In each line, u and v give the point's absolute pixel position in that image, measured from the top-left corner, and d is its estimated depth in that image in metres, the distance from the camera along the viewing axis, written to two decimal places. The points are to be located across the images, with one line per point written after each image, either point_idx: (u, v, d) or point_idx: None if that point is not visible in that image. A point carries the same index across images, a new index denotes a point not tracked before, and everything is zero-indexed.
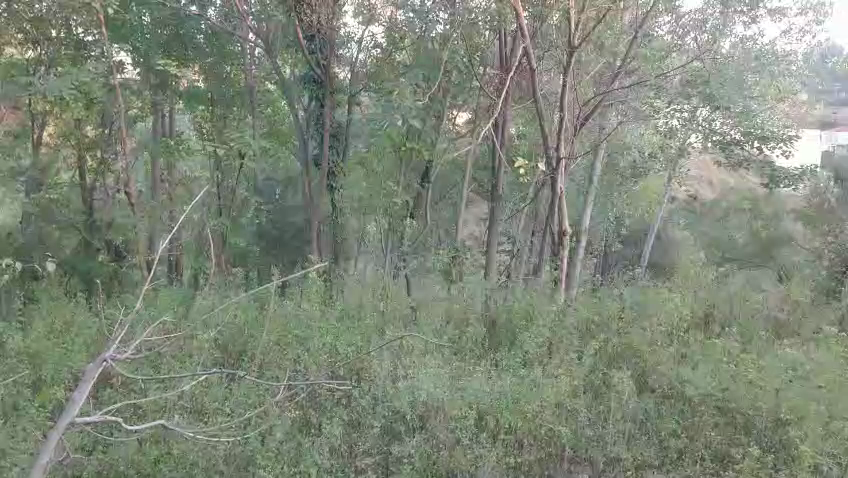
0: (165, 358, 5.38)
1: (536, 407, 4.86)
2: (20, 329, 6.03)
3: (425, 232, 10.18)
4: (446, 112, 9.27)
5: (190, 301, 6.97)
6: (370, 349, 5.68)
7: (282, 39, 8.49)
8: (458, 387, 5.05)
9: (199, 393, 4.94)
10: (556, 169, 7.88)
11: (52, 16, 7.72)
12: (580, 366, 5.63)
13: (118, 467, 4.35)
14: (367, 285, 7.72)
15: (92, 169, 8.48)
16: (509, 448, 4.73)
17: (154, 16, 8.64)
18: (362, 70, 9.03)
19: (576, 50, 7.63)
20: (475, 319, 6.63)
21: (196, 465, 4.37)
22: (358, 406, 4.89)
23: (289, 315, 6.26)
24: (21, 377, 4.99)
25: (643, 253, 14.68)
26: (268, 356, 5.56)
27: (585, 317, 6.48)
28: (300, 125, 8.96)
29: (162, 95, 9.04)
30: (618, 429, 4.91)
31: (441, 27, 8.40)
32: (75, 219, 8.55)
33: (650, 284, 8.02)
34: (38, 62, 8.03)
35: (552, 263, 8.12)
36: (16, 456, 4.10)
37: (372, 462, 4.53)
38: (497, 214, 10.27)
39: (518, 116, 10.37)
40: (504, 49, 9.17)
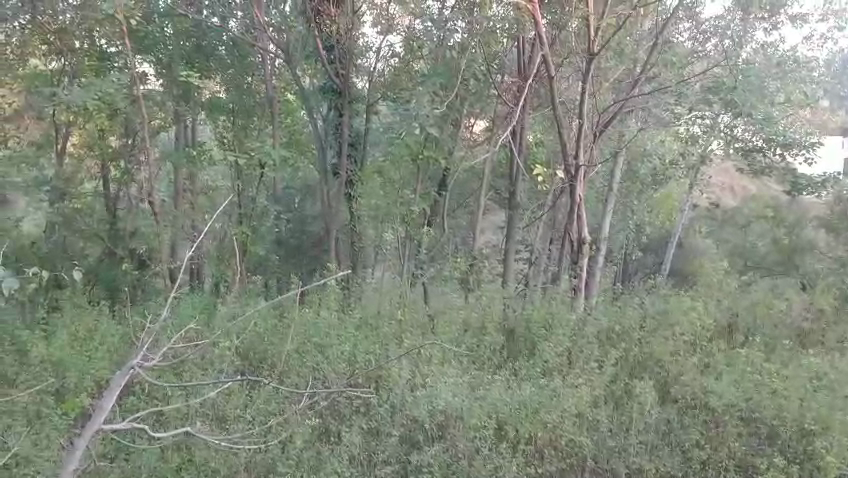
0: (188, 365, 5.43)
1: (556, 418, 4.81)
2: (45, 335, 6.10)
3: (443, 240, 10.17)
4: (463, 120, 9.34)
5: (212, 309, 7.04)
6: (387, 357, 5.68)
7: (301, 49, 8.65)
8: (476, 396, 5.02)
9: (220, 402, 4.96)
10: (575, 176, 7.86)
11: (76, 28, 7.90)
12: (601, 375, 5.58)
13: (138, 474, 4.36)
14: (385, 294, 7.74)
15: (115, 178, 8.94)
16: (529, 458, 4.67)
17: (177, 27, 8.65)
18: (379, 79, 9.15)
19: (595, 57, 7.63)
20: (494, 327, 6.60)
21: (217, 472, 4.41)
22: (377, 414, 4.88)
23: (308, 322, 6.28)
24: (45, 385, 5.07)
25: (663, 261, 14.65)
26: (288, 364, 5.57)
27: (604, 326, 6.45)
28: (319, 133, 9.13)
29: (185, 106, 9.03)
30: (640, 440, 4.86)
31: (458, 35, 7.98)
32: (99, 227, 8.65)
33: (671, 293, 7.97)
34: (61, 74, 8.20)
35: (571, 271, 8.12)
36: (40, 463, 4.18)
37: (391, 471, 4.50)
38: (515, 222, 10.26)
39: (536, 123, 10.37)
40: (522, 56, 9.04)
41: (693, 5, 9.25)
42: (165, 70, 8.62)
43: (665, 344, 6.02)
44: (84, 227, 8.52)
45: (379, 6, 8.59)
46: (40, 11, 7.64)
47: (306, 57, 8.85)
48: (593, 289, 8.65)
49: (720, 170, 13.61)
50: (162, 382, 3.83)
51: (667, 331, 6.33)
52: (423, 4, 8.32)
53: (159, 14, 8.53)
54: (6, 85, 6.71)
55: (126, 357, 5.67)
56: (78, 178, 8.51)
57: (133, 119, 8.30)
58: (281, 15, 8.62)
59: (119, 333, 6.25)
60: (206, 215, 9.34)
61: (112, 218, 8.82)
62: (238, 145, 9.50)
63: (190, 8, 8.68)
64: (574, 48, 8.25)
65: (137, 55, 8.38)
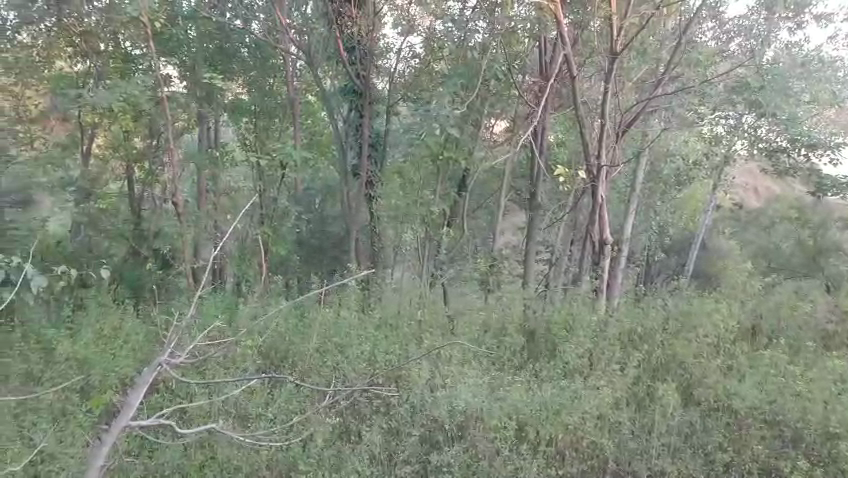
0: (211, 363, 5.47)
1: (578, 419, 4.78)
2: (71, 333, 6.18)
3: (463, 240, 10.17)
4: (484, 121, 9.30)
5: (234, 308, 7.08)
6: (408, 357, 5.70)
7: (323, 50, 8.68)
8: (497, 397, 5.00)
9: (243, 400, 4.99)
10: (597, 177, 7.83)
11: (101, 30, 8.03)
12: (623, 377, 5.55)
13: (161, 471, 4.40)
14: (405, 294, 7.76)
15: (141, 177, 9.03)
16: (550, 459, 4.65)
17: (201, 29, 8.57)
18: (400, 79, 9.13)
19: (618, 57, 7.60)
20: (515, 328, 6.58)
21: (240, 470, 4.44)
22: (397, 414, 4.89)
23: (330, 321, 6.31)
24: (71, 382, 5.13)
25: (686, 263, 14.58)
26: (308, 364, 5.59)
27: (625, 327, 6.41)
28: (340, 133, 9.19)
29: (208, 107, 9.11)
30: (663, 443, 4.82)
31: (479, 36, 8.28)
32: (123, 227, 8.75)
33: (694, 294, 7.92)
34: (87, 76, 8.34)
35: (593, 272, 8.09)
36: (65, 460, 4.25)
37: (411, 470, 4.49)
38: (536, 222, 10.23)
39: (558, 123, 10.32)
40: (544, 56, 8.91)
41: (717, 4, 8.98)
42: (190, 72, 8.64)
43: (687, 346, 5.98)
44: (110, 227, 8.63)
45: (401, 7, 8.58)
46: (66, 14, 7.58)
47: (328, 58, 8.81)
48: (615, 291, 8.60)
49: (744, 172, 13.46)
50: (187, 380, 3.90)
51: (691, 333, 6.27)
52: (445, 5, 8.35)
53: (183, 16, 8.50)
54: (32, 87, 6.84)
55: (151, 355, 5.72)
56: (102, 179, 8.70)
57: (157, 120, 8.40)
58: (303, 17, 8.66)
59: (144, 331, 6.30)
60: (228, 216, 9.41)
61: (137, 218, 8.99)
62: (261, 146, 9.53)
63: (213, 11, 8.74)
64: (597, 47, 8.17)
65: (162, 57, 8.34)
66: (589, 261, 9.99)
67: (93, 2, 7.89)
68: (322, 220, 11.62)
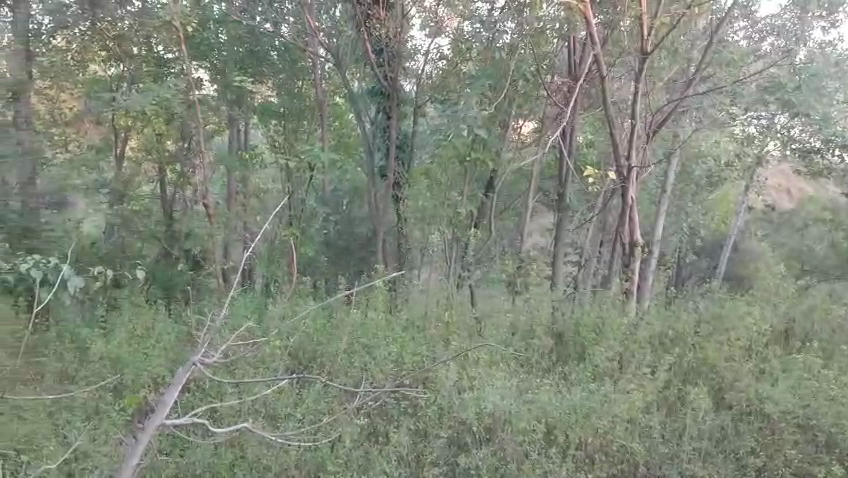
0: (241, 363, 5.53)
1: (607, 423, 4.73)
2: (104, 333, 6.25)
3: (490, 242, 10.13)
4: (512, 122, 9.19)
5: (263, 309, 7.14)
6: (434, 359, 5.71)
7: (351, 52, 8.64)
8: (524, 400, 4.99)
9: (272, 400, 5.04)
10: (627, 178, 7.76)
11: (133, 34, 8.07)
12: (653, 380, 5.47)
13: (191, 470, 4.46)
14: (432, 296, 7.76)
15: (172, 179, 9.08)
16: (579, 463, 4.60)
17: (230, 33, 8.74)
18: (427, 81, 9.01)
19: (648, 57, 7.54)
20: (542, 330, 6.55)
21: (269, 470, 4.47)
22: (425, 415, 4.89)
23: (357, 322, 6.33)
24: (105, 382, 5.20)
25: (718, 265, 14.39)
26: (336, 365, 5.62)
27: (654, 330, 6.34)
28: (367, 135, 9.21)
29: (238, 110, 9.29)
30: (693, 447, 4.74)
31: (508, 36, 8.40)
32: (155, 229, 8.84)
33: (725, 296, 7.82)
34: (121, 79, 8.56)
35: (622, 274, 8.02)
36: (98, 459, 4.32)
37: (440, 472, 4.48)
38: (564, 224, 10.15)
39: (586, 123, 10.22)
40: (573, 56, 8.99)
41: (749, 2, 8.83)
42: (220, 75, 8.85)
43: (718, 349, 5.89)
44: (142, 228, 8.71)
45: (430, 9, 8.52)
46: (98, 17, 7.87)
47: (356, 61, 8.83)
48: (645, 293, 8.51)
49: (776, 172, 13.24)
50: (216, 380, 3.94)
51: (722, 336, 6.17)
52: (473, 6, 8.47)
53: (214, 20, 8.67)
54: (66, 89, 6.94)
55: (182, 355, 5.77)
56: (136, 181, 8.88)
57: (188, 122, 8.48)
58: (332, 20, 8.74)
59: (175, 331, 6.37)
60: (257, 217, 9.48)
61: (169, 220, 9.01)
62: (290, 148, 9.70)
63: (244, 15, 8.79)
64: (627, 47, 8.13)
65: (192, 61, 8.56)
66: (619, 262, 9.89)
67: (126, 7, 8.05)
68: (350, 221, 11.70)
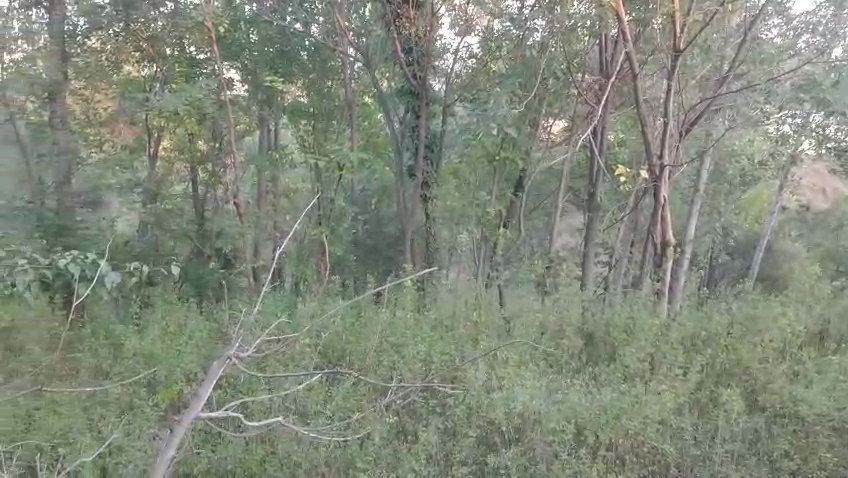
0: (271, 360, 5.58)
1: (638, 424, 4.67)
2: (137, 330, 6.33)
3: (519, 242, 10.10)
4: (541, 121, 9.20)
5: (293, 307, 7.20)
6: (462, 358, 5.70)
7: (381, 52, 8.65)
8: (554, 400, 4.95)
9: (302, 397, 5.06)
10: (659, 177, 7.66)
11: (167, 34, 8.31)
12: (685, 382, 5.40)
13: (223, 465, 4.51)
14: (460, 295, 7.75)
15: (204, 179, 9.33)
16: (609, 464, 4.56)
17: (261, 33, 8.84)
18: (456, 80, 9.02)
19: (681, 54, 7.48)
20: (572, 330, 6.50)
21: (299, 466, 4.50)
22: (453, 414, 4.87)
23: (386, 321, 6.34)
24: (139, 377, 5.28)
25: (751, 265, 14.18)
26: (365, 363, 5.64)
27: (687, 331, 6.26)
28: (396, 134, 9.16)
29: (268, 110, 9.43)
30: (726, 449, 4.67)
31: (539, 34, 8.33)
32: (187, 228, 8.83)
33: (759, 297, 7.70)
34: (154, 80, 8.66)
35: (654, 275, 7.93)
36: (132, 453, 4.39)
37: (468, 471, 4.46)
38: (594, 224, 10.07)
39: (618, 122, 10.12)
40: (604, 55, 8.95)
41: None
42: (251, 76, 8.95)
43: (753, 351, 5.79)
44: (175, 227, 8.79)
45: (460, 6, 8.48)
46: (133, 18, 8.08)
47: (385, 60, 8.85)
48: (676, 293, 8.39)
49: (811, 171, 12.97)
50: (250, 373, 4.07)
51: (756, 337, 6.07)
52: (503, 4, 8.42)
53: (246, 20, 8.75)
54: (100, 90, 7.35)
55: (213, 351, 5.81)
56: (168, 181, 8.88)
57: (219, 122, 8.65)
58: (362, 20, 8.76)
59: (206, 329, 6.43)
60: (287, 216, 9.53)
61: (201, 219, 9.04)
62: (319, 148, 9.66)
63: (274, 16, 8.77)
64: (660, 45, 7.99)
65: (224, 61, 8.77)
66: (651, 263, 9.78)
67: (159, 8, 8.19)
68: (378, 220, 11.74)
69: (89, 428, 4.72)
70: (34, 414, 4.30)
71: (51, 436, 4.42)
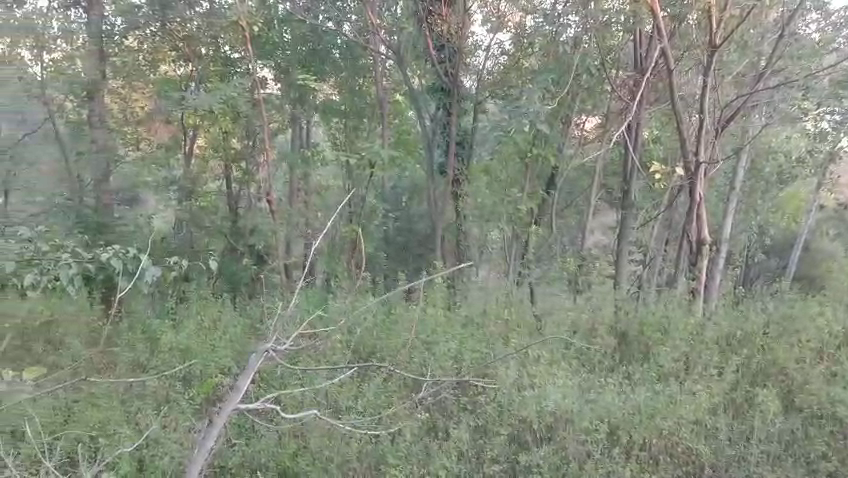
0: (304, 356, 5.65)
1: (672, 424, 4.63)
2: (173, 325, 6.42)
3: (551, 239, 10.08)
4: (574, 118, 9.27)
5: (326, 303, 7.27)
6: (494, 356, 5.68)
7: (412, 48, 8.66)
8: (587, 399, 4.94)
9: (333, 392, 5.11)
10: (694, 174, 7.55)
11: (202, 34, 8.37)
12: (720, 382, 5.33)
13: (256, 459, 4.53)
14: (491, 293, 7.73)
15: (238, 177, 9.23)
16: (643, 464, 4.46)
17: (295, 32, 8.86)
18: (488, 78, 8.85)
19: (717, 50, 7.44)
20: (605, 330, 6.44)
21: (331, 461, 4.50)
22: (485, 412, 4.87)
23: (418, 317, 6.38)
24: (174, 371, 5.35)
25: (788, 265, 13.93)
26: (395, 358, 5.68)
27: (722, 331, 6.16)
28: (428, 132, 9.11)
29: (301, 108, 9.32)
30: (762, 450, 4.55)
31: (572, 30, 8.33)
32: (221, 225, 9.10)
33: (796, 297, 7.55)
34: (189, 79, 8.66)
35: (688, 273, 7.84)
36: (169, 446, 4.43)
37: (500, 469, 4.40)
38: (628, 221, 9.95)
39: (652, 120, 10.00)
40: (639, 51, 8.89)
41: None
42: (284, 75, 8.96)
43: (789, 351, 5.68)
44: (210, 225, 8.97)
45: (491, 2, 8.33)
46: (168, 17, 8.22)
47: (417, 57, 8.88)
48: (712, 293, 8.24)
49: None
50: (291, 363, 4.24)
51: (792, 337, 5.96)
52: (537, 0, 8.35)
53: (279, 20, 8.78)
54: (137, 90, 8.03)
55: (247, 347, 5.86)
56: (203, 179, 8.99)
57: (254, 121, 8.65)
58: (394, 17, 8.70)
59: (240, 324, 6.51)
60: (319, 214, 9.55)
61: (234, 216, 9.20)
62: (351, 146, 9.76)
63: (307, 15, 8.82)
64: (695, 41, 7.90)
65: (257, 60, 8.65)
66: (686, 261, 9.64)
67: (195, 8, 8.28)
68: (409, 218, 11.81)
69: (127, 420, 4.78)
70: (74, 408, 4.74)
71: (92, 427, 4.57)
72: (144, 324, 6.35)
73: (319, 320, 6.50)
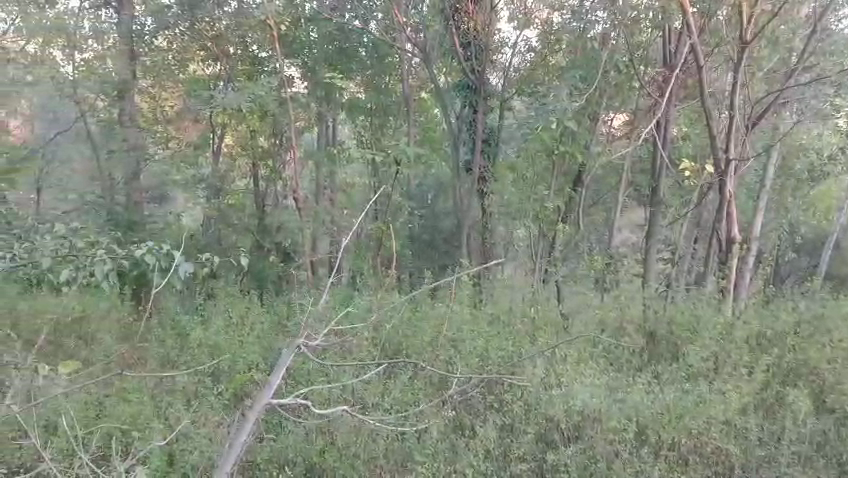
0: (332, 353, 5.72)
1: (702, 424, 4.58)
2: (203, 321, 6.51)
3: (578, 237, 10.00)
4: (602, 115, 9.20)
5: (353, 300, 7.32)
6: (521, 354, 5.67)
7: (439, 45, 8.75)
8: (615, 398, 4.92)
9: (359, 390, 5.14)
10: (724, 172, 7.45)
11: (231, 33, 8.48)
12: (751, 382, 5.25)
13: (284, 455, 4.57)
14: (517, 291, 7.68)
15: (265, 175, 9.29)
16: (672, 464, 4.38)
17: (322, 31, 8.80)
18: (514, 75, 8.82)
19: (748, 46, 7.32)
20: (635, 329, 6.40)
21: (357, 457, 4.52)
22: (512, 412, 4.85)
23: (444, 314, 6.42)
24: (204, 366, 5.40)
25: (821, 264, 13.72)
26: (422, 356, 5.71)
27: (753, 330, 6.06)
28: (455, 131, 9.12)
29: (327, 107, 9.33)
30: (793, 451, 4.45)
31: (600, 26, 8.24)
32: (249, 222, 9.18)
33: (830, 296, 7.41)
34: (218, 78, 8.75)
35: (718, 272, 7.75)
36: (199, 440, 4.47)
37: (527, 468, 4.36)
38: (657, 220, 9.86)
39: (681, 116, 9.90)
40: (667, 47, 8.78)
41: None
42: (311, 73, 8.95)
43: (822, 351, 5.57)
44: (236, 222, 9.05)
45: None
46: (198, 18, 8.31)
47: (443, 54, 8.90)
48: (742, 292, 8.12)
49: None
50: (325, 361, 4.24)
51: (826, 337, 5.85)
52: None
53: (307, 19, 8.77)
54: (169, 90, 8.28)
55: (275, 343, 5.91)
56: (231, 177, 9.18)
57: (281, 120, 8.67)
58: (420, 16, 8.65)
59: (268, 320, 6.58)
60: (345, 211, 9.42)
61: (261, 214, 9.26)
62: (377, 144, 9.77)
63: (334, 14, 8.71)
64: (725, 37, 7.79)
65: (286, 59, 8.77)
66: (716, 260, 9.51)
67: (223, 7, 8.36)
68: (435, 216, 11.81)
69: (158, 415, 4.82)
70: (106, 404, 4.80)
71: (123, 421, 4.63)
72: (175, 322, 6.46)
73: (346, 318, 6.55)
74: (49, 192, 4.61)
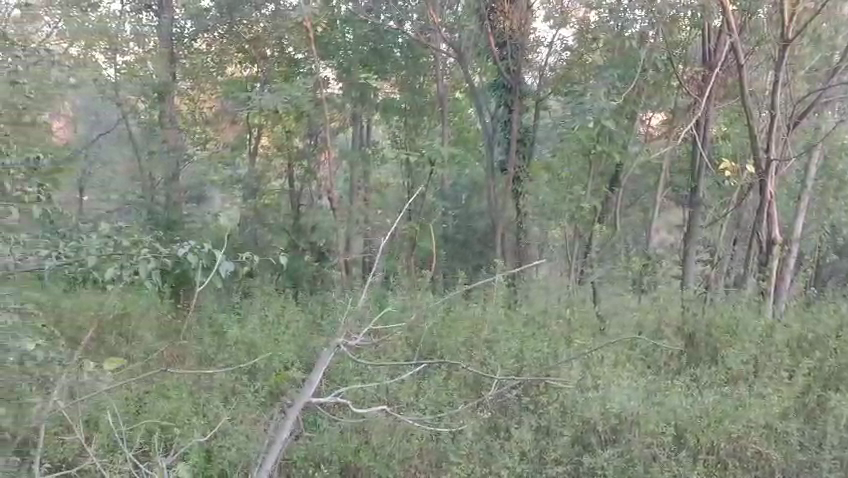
0: (366, 353, 5.73)
1: (742, 427, 4.49)
2: (240, 320, 6.59)
3: (614, 238, 9.85)
4: (640, 114, 8.95)
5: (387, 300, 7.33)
6: (557, 356, 5.61)
7: (474, 44, 8.84)
8: (653, 401, 4.83)
9: (394, 390, 5.15)
10: (765, 171, 7.29)
11: (269, 34, 8.60)
12: (792, 386, 5.12)
13: (320, 453, 4.62)
14: (552, 292, 7.61)
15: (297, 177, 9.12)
16: (710, 467, 4.39)
17: (357, 32, 8.90)
18: (550, 75, 8.86)
19: (790, 43, 7.11)
20: (673, 332, 6.29)
21: (392, 457, 4.59)
22: (547, 414, 4.79)
23: (478, 316, 6.38)
24: (241, 365, 5.43)
25: None
26: (456, 356, 5.73)
27: (795, 333, 5.91)
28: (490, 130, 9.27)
29: (361, 107, 9.15)
30: (835, 456, 4.37)
31: (638, 24, 8.12)
32: (284, 222, 9.14)
33: None
34: (255, 80, 8.73)
35: (758, 274, 7.59)
36: (238, 437, 4.53)
37: (563, 470, 4.43)
38: (695, 221, 9.69)
39: (721, 115, 9.70)
40: (707, 45, 8.41)
41: None
42: (345, 74, 8.97)
43: None
44: (270, 221, 9.10)
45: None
46: (236, 20, 8.69)
47: (479, 53, 8.98)
48: (782, 293, 7.95)
49: None
50: (362, 361, 4.27)
51: None
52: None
53: (342, 20, 8.88)
54: (208, 90, 8.78)
55: (310, 343, 5.93)
56: (266, 177, 9.09)
57: (316, 121, 8.55)
58: (455, 16, 8.83)
59: (304, 319, 6.62)
60: (379, 212, 9.17)
61: (296, 213, 9.11)
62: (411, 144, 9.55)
63: (369, 15, 8.88)
64: (766, 35, 7.55)
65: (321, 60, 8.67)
66: (756, 261, 9.33)
67: (262, 10, 8.68)
68: (468, 216, 11.57)
69: (197, 411, 4.91)
70: (146, 402, 4.91)
71: (164, 417, 4.75)
72: (214, 321, 6.55)
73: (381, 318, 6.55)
74: (92, 193, 4.68)
